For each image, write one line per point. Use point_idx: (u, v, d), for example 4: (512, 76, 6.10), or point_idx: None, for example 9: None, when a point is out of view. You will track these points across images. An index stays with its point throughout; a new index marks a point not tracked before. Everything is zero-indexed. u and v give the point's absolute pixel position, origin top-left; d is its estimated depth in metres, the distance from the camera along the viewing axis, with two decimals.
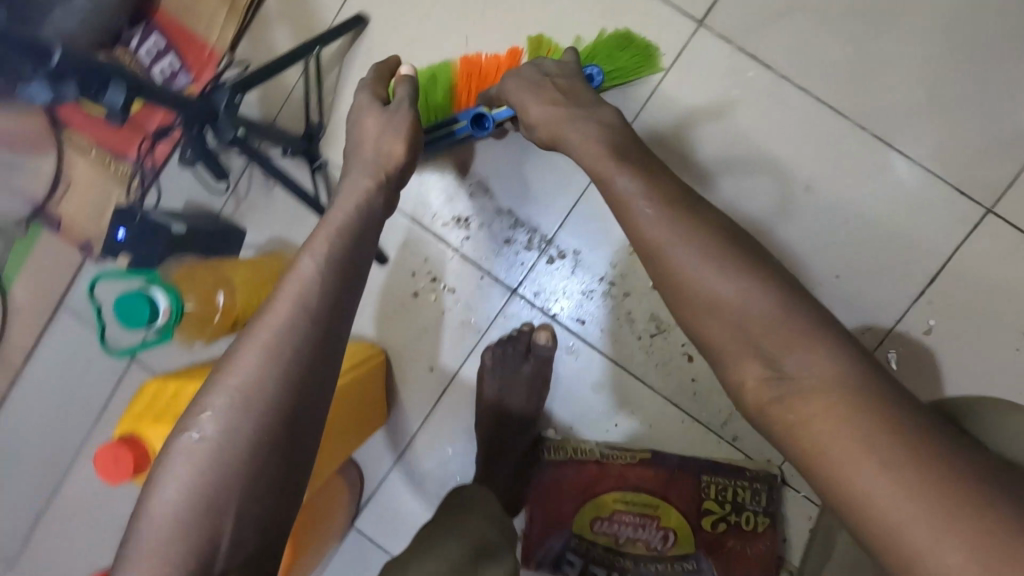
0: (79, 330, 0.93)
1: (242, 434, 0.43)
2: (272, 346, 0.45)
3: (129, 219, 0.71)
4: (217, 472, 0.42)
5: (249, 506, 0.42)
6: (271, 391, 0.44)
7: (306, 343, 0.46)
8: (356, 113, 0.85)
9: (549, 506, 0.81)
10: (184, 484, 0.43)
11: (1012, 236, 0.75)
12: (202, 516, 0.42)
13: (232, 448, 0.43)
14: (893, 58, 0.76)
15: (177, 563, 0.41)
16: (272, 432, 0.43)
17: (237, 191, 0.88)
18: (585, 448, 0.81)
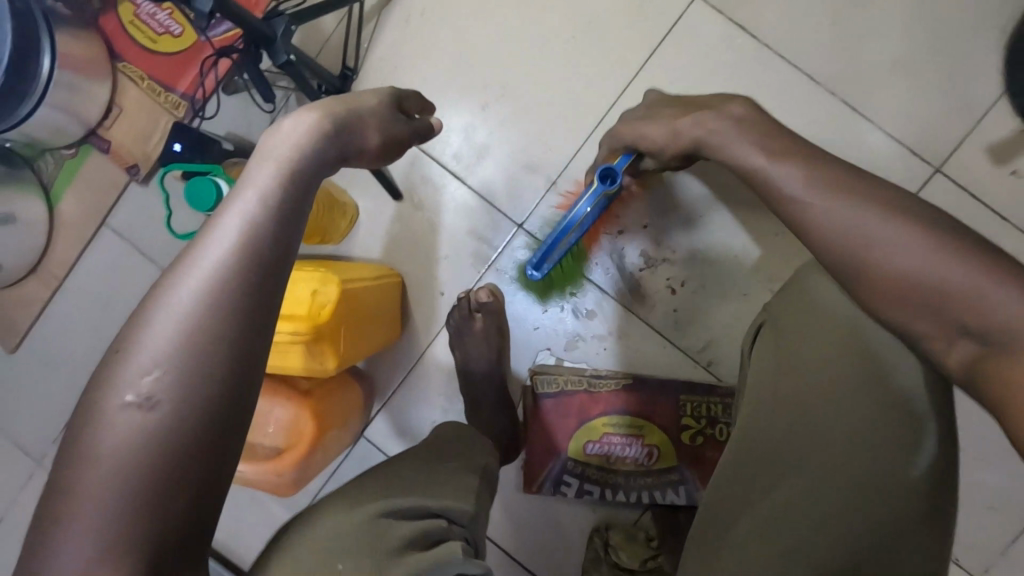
0: (118, 246, 1.02)
1: (219, 301, 0.37)
2: (248, 225, 0.40)
3: (186, 134, 0.82)
4: (192, 363, 0.36)
5: (226, 384, 0.36)
6: (254, 256, 0.39)
7: (280, 213, 0.42)
8: (386, 58, 0.95)
9: (546, 436, 0.91)
10: (149, 391, 0.35)
11: (959, 194, 0.85)
12: (177, 417, 0.35)
13: (207, 335, 0.36)
14: (867, 31, 0.86)
15: (149, 477, 0.34)
16: (249, 314, 0.38)
17: (274, 124, 0.97)
18: (573, 377, 0.91)
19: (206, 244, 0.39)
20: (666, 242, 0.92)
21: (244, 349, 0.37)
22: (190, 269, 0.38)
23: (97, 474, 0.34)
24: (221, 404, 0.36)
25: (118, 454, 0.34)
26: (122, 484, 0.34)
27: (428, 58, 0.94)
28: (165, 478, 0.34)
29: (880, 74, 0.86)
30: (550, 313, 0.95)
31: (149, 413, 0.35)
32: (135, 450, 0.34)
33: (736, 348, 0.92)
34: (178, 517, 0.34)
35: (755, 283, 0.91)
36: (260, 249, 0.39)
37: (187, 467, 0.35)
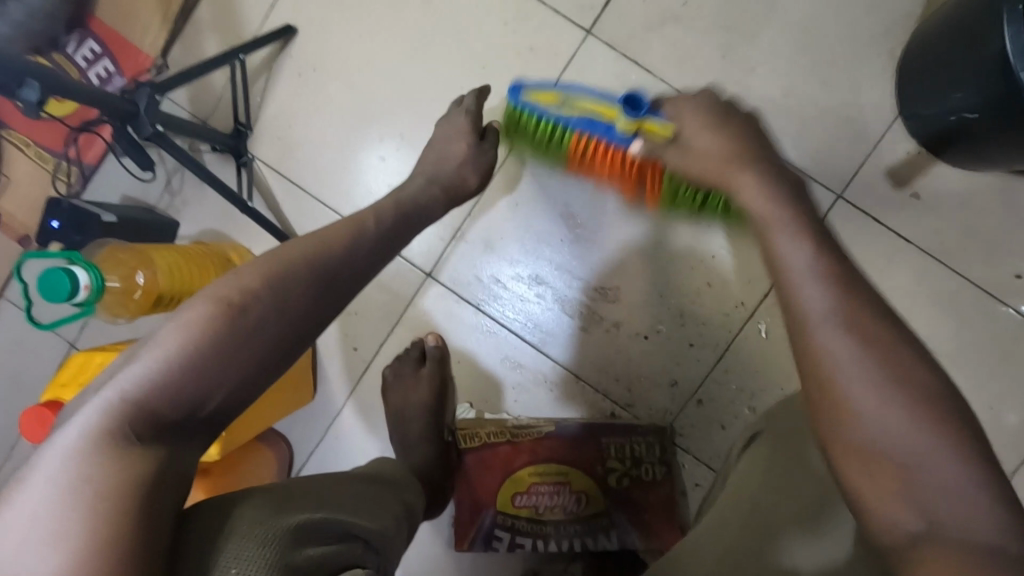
0: (22, 320, 0.98)
1: (286, 276, 0.50)
2: (323, 248, 0.53)
3: (59, 210, 0.78)
4: (243, 329, 0.46)
5: (264, 330, 0.47)
6: (327, 257, 0.53)
7: (369, 248, 0.58)
8: (281, 114, 0.93)
9: (472, 490, 0.88)
10: (194, 335, 0.45)
11: (864, 219, 0.85)
12: (208, 371, 0.45)
13: (268, 318, 0.48)
14: (759, 61, 0.86)
15: (171, 400, 0.44)
16: (304, 310, 0.50)
17: (170, 185, 0.94)
18: (495, 430, 0.88)
19: (298, 242, 0.53)
20: (599, 267, 0.89)
21: (294, 317, 0.49)
22: (282, 249, 0.51)
23: (146, 361, 0.44)
24: (255, 346, 0.47)
25: (150, 378, 0.44)
26: (147, 405, 0.43)
27: (326, 111, 0.92)
28: (193, 379, 0.44)
29: (775, 102, 0.85)
30: (467, 361, 0.93)
31: (199, 327, 0.45)
32: (180, 349, 0.44)
33: (655, 388, 0.89)
34: (178, 411, 0.44)
35: (669, 320, 0.88)
36: (337, 257, 0.53)
37: (207, 402, 0.45)
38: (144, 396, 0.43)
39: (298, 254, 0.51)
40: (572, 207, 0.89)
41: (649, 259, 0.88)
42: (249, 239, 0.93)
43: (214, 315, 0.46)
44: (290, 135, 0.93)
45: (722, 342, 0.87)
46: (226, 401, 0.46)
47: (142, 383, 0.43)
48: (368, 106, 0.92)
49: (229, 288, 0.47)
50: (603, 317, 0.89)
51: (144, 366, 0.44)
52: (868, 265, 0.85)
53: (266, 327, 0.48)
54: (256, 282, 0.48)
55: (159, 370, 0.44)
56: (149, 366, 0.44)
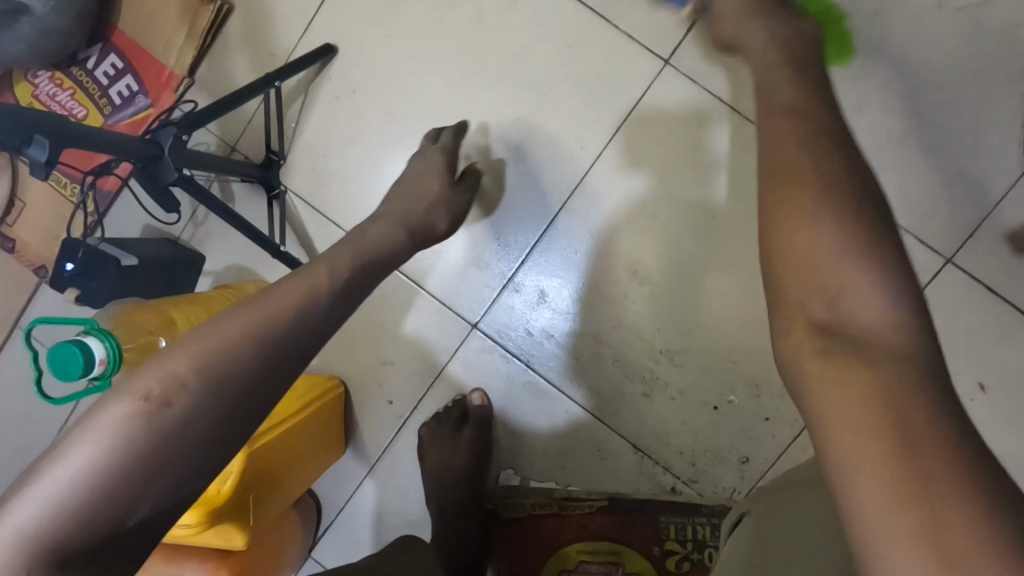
0: (33, 352, 0.92)
1: (221, 359, 0.43)
2: (261, 325, 0.45)
3: (77, 253, 0.70)
4: (165, 433, 0.40)
5: (190, 429, 0.41)
6: (268, 332, 0.45)
7: (323, 310, 0.49)
8: (317, 143, 0.84)
9: (514, 564, 0.81)
10: (110, 445, 0.39)
11: (975, 287, 0.74)
12: (126, 485, 0.39)
13: (193, 419, 0.41)
14: (867, 101, 0.74)
15: (88, 521, 0.38)
16: (238, 402, 0.43)
17: (195, 216, 0.87)
18: (541, 502, 0.81)
19: (235, 318, 0.45)
20: (663, 327, 0.80)
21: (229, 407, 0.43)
22: (215, 326, 0.44)
23: (59, 476, 0.38)
24: (180, 446, 0.41)
25: (60, 499, 0.38)
26: (58, 531, 0.37)
27: (367, 141, 0.83)
28: (109, 492, 0.38)
29: (878, 150, 0.74)
30: (513, 422, 0.84)
31: (118, 432, 0.40)
32: (97, 460, 0.39)
33: (719, 465, 0.80)
34: (97, 531, 0.38)
35: (740, 391, 0.79)
36: (285, 327, 0.46)
37: (129, 518, 0.39)
38: (56, 517, 0.37)
39: (234, 330, 0.44)
40: (628, 262, 0.80)
41: (718, 321, 0.79)
42: (277, 278, 0.85)
43: (130, 418, 0.40)
44: (325, 166, 0.84)
45: (801, 419, 0.78)
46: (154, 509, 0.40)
47: (57, 500, 0.38)
48: (413, 137, 0.82)
49: (153, 378, 0.41)
50: (665, 383, 0.80)
51: (55, 483, 0.38)
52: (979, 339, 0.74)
53: (193, 425, 0.41)
54: (183, 375, 0.42)
55: (70, 488, 0.38)
56: (60, 482, 0.38)
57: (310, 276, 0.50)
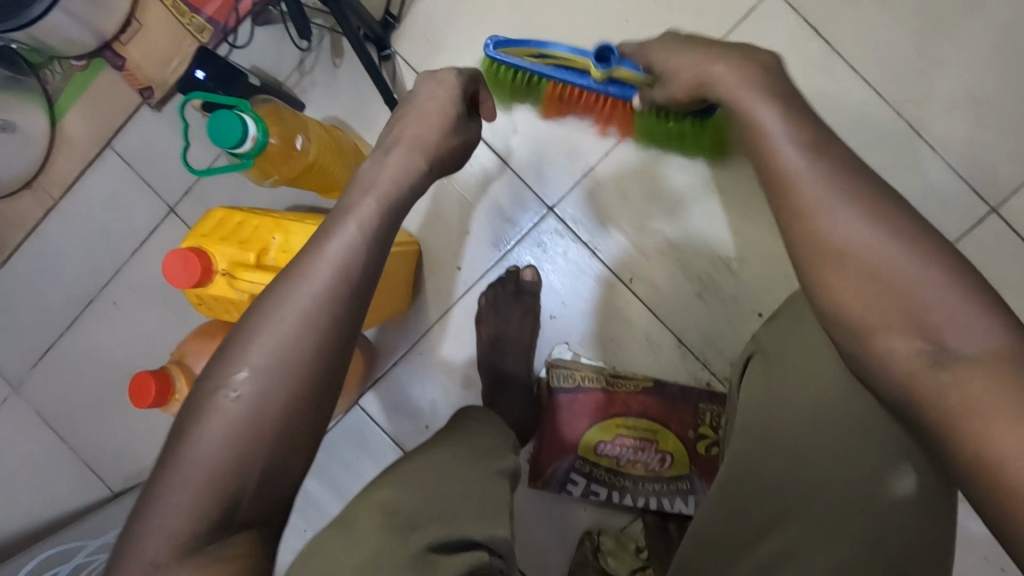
0: (123, 173, 0.97)
1: (321, 343, 0.42)
2: (313, 303, 0.43)
3: (210, 62, 0.75)
4: (264, 419, 0.41)
5: (281, 411, 0.42)
6: (327, 306, 0.43)
7: (371, 256, 0.46)
8: (433, 13, 0.89)
9: (556, 433, 0.88)
10: (217, 432, 0.41)
11: (1012, 237, 0.82)
12: (240, 471, 0.40)
13: (276, 405, 0.42)
14: (948, 54, 0.82)
15: (211, 505, 0.39)
16: (315, 385, 0.43)
17: (303, 65, 0.91)
18: (590, 376, 0.87)
19: (288, 302, 0.43)
20: (728, 234, 0.86)
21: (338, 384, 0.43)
22: (269, 319, 0.43)
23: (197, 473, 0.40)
24: (275, 435, 0.41)
25: (185, 491, 0.40)
26: (190, 522, 0.39)
27: (480, 19, 0.88)
28: (226, 476, 0.40)
29: (949, 102, 0.82)
30: (570, 305, 0.90)
31: (248, 424, 0.41)
32: (217, 455, 0.40)
33: None
34: (219, 515, 0.40)
35: (789, 302, 0.86)
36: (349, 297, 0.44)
37: (240, 505, 0.40)
38: (179, 511, 0.39)
39: (287, 315, 0.43)
40: (671, 213, 0.87)
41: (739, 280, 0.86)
42: (372, 136, 0.90)
43: (228, 416, 0.41)
44: (437, 36, 0.89)
45: None
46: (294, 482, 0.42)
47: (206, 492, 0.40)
48: (527, 23, 0.88)
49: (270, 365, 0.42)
50: (720, 287, 0.87)
51: (176, 474, 0.40)
52: (1008, 285, 0.82)
53: (297, 405, 0.42)
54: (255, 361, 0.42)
55: (192, 475, 0.40)
56: (179, 478, 0.40)
57: (345, 231, 0.46)
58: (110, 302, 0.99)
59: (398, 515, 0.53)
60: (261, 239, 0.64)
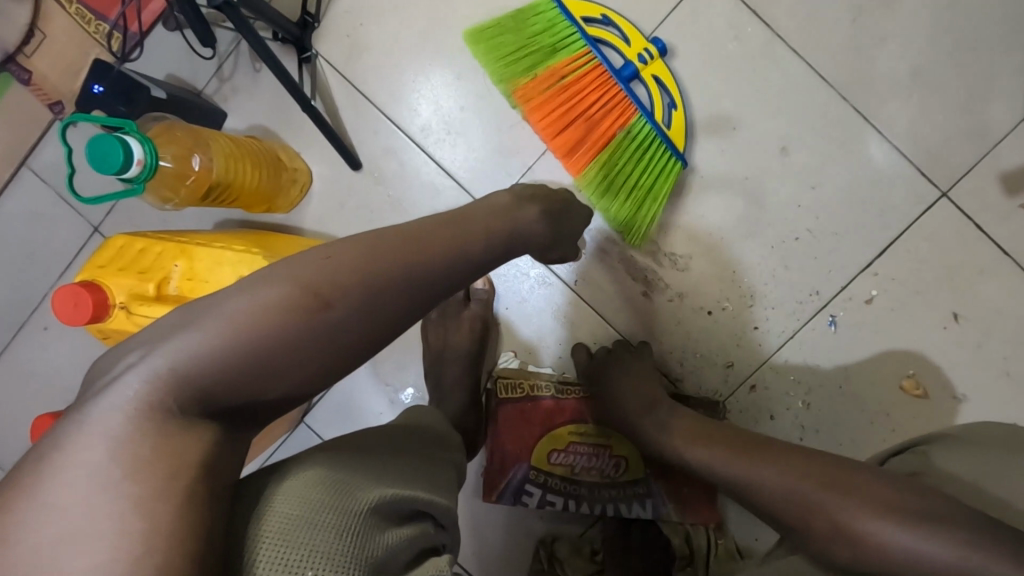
0: (41, 192, 0.92)
1: (370, 277, 0.42)
2: (422, 247, 0.46)
3: (105, 75, 0.71)
4: (328, 320, 0.40)
5: (346, 326, 0.41)
6: (433, 258, 0.47)
7: (462, 253, 0.50)
8: (354, 10, 0.84)
9: (509, 442, 0.83)
10: (268, 305, 0.39)
11: (963, 222, 0.79)
12: (272, 363, 0.38)
13: (351, 320, 0.41)
14: (892, 34, 0.79)
15: (240, 376, 0.37)
16: (388, 318, 0.43)
17: (221, 70, 0.85)
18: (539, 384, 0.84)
19: (401, 233, 0.46)
20: (673, 231, 0.83)
21: (366, 327, 0.42)
22: (381, 234, 0.45)
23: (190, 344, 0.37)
24: (330, 341, 0.40)
25: (211, 349, 0.37)
26: (198, 386, 0.36)
27: (405, 15, 0.84)
28: (253, 360, 0.37)
29: (896, 84, 0.79)
30: (514, 312, 0.87)
31: (267, 308, 0.38)
32: (255, 324, 0.38)
33: (708, 368, 0.84)
34: (238, 395, 0.37)
35: (736, 298, 0.83)
36: (409, 254, 0.45)
37: (264, 391, 0.38)
38: (196, 372, 0.36)
39: (394, 245, 0.45)
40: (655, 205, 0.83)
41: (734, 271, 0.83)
42: (300, 144, 0.86)
43: (295, 292, 0.39)
44: (360, 35, 0.84)
45: (787, 330, 0.82)
46: (286, 395, 0.39)
47: (197, 361, 0.37)
48: (454, 17, 0.83)
49: (310, 272, 0.41)
50: (666, 285, 0.84)
51: (209, 330, 0.37)
52: (959, 273, 0.79)
53: (367, 327, 0.42)
54: (347, 261, 0.42)
55: (228, 338, 0.37)
56: (206, 337, 0.37)
57: (469, 223, 0.52)
58: (38, 328, 0.94)
59: (343, 473, 0.40)
60: (162, 268, 0.61)
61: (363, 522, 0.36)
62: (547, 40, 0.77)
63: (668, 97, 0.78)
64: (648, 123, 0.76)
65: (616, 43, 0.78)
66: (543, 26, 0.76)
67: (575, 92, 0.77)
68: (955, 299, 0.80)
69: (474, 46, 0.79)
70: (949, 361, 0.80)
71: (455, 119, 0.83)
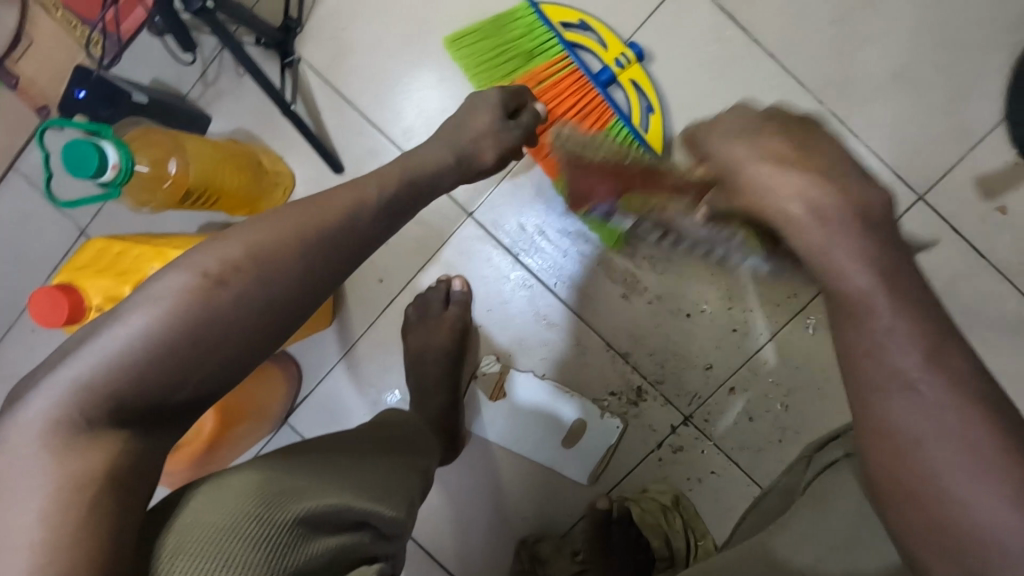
0: (29, 194, 0.93)
1: (260, 265, 0.44)
2: (313, 225, 0.47)
3: (87, 79, 0.72)
4: (223, 316, 0.42)
5: (240, 315, 0.42)
6: (324, 231, 0.47)
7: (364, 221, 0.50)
8: (336, 15, 0.85)
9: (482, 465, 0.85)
10: (160, 311, 0.41)
11: (941, 224, 0.79)
12: (174, 364, 0.40)
13: (245, 308, 0.43)
14: (869, 38, 0.79)
15: (144, 379, 0.40)
16: (285, 300, 0.45)
17: (206, 75, 0.86)
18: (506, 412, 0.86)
19: (292, 215, 0.47)
20: (653, 234, 0.83)
21: (264, 305, 0.44)
22: (268, 220, 0.46)
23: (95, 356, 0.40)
24: (231, 333, 0.42)
25: (113, 359, 0.40)
26: (103, 395, 0.39)
27: (387, 19, 0.84)
28: (154, 364, 0.40)
29: (874, 88, 0.79)
30: (495, 314, 0.88)
31: (169, 306, 0.41)
32: (152, 329, 0.40)
33: (687, 369, 0.85)
34: (145, 397, 0.40)
35: (715, 300, 0.83)
36: (298, 236, 0.46)
37: (173, 389, 0.41)
38: (100, 382, 0.39)
39: (283, 228, 0.46)
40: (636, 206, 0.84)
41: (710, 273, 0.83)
42: (283, 147, 0.86)
43: (186, 296, 0.41)
44: (342, 39, 0.85)
45: (766, 332, 0.83)
46: (196, 389, 0.42)
47: (100, 369, 0.40)
48: (435, 21, 0.84)
49: (200, 268, 0.42)
50: (645, 288, 0.84)
51: (109, 343, 0.40)
52: (937, 276, 0.80)
53: (262, 312, 0.43)
54: (236, 256, 0.44)
55: (126, 347, 0.40)
56: (107, 349, 0.40)
57: (361, 186, 0.52)
58: (25, 329, 0.95)
59: (277, 478, 0.43)
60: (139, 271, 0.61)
61: (291, 533, 0.39)
62: (526, 44, 0.78)
63: (646, 101, 0.80)
64: (626, 127, 0.78)
65: (594, 49, 0.80)
66: (521, 30, 0.78)
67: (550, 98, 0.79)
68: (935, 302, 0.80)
69: (455, 50, 0.81)
70: None
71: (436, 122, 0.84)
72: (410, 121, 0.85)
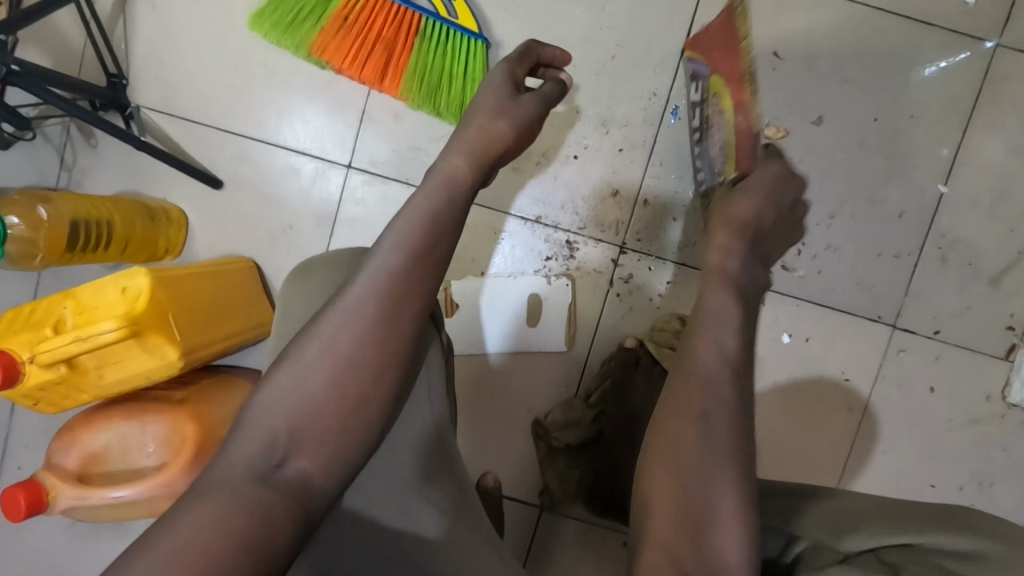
0: None
1: (348, 403, 0.49)
2: (355, 336, 0.50)
3: None
4: (314, 448, 0.47)
5: (313, 449, 0.47)
6: (372, 327, 0.51)
7: (389, 297, 0.52)
8: (151, 56, 0.90)
9: (611, 392, 0.86)
10: (257, 462, 0.46)
11: None
12: (264, 509, 0.43)
13: (319, 443, 0.48)
14: None
15: (250, 526, 0.41)
16: (349, 420, 0.49)
17: (65, 162, 0.90)
18: (605, 380, 0.87)
19: (332, 339, 0.50)
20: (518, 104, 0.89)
21: (341, 429, 0.49)
22: (313, 355, 0.50)
23: (252, 486, 0.44)
24: (296, 486, 0.46)
25: (212, 513, 0.41)
26: (196, 552, 0.38)
27: (198, 38, 0.90)
28: (248, 517, 0.42)
29: None
30: None
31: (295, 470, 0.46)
32: (249, 491, 0.44)
33: (599, 206, 0.89)
34: (257, 539, 0.41)
35: (592, 133, 0.89)
36: (372, 354, 0.50)
37: (276, 532, 0.42)
38: (209, 539, 0.39)
39: (337, 344, 0.50)
40: None
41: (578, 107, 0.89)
42: (163, 190, 0.91)
43: (264, 457, 0.46)
44: (166, 73, 0.90)
45: (646, 139, 0.88)
46: (293, 536, 0.43)
47: (205, 528, 0.40)
48: (238, 17, 0.89)
49: (281, 420, 0.48)
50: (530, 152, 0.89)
51: (227, 483, 0.44)
52: (761, 14, 0.86)
53: (334, 436, 0.48)
54: (327, 394, 0.49)
55: (257, 492, 0.44)
56: (227, 494, 0.43)
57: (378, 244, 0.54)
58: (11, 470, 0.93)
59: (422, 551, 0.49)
60: (53, 315, 0.64)
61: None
62: None
63: None
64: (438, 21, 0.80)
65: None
66: None
67: (360, 24, 0.81)
68: (772, 39, 0.86)
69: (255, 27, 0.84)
70: (796, 93, 0.86)
71: (283, 102, 0.90)
72: (259, 114, 0.90)
